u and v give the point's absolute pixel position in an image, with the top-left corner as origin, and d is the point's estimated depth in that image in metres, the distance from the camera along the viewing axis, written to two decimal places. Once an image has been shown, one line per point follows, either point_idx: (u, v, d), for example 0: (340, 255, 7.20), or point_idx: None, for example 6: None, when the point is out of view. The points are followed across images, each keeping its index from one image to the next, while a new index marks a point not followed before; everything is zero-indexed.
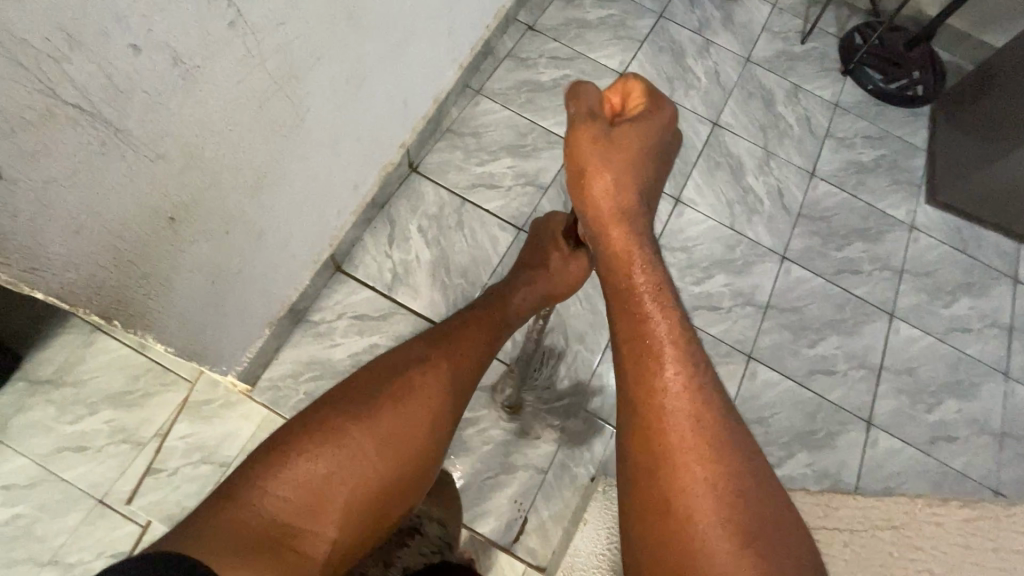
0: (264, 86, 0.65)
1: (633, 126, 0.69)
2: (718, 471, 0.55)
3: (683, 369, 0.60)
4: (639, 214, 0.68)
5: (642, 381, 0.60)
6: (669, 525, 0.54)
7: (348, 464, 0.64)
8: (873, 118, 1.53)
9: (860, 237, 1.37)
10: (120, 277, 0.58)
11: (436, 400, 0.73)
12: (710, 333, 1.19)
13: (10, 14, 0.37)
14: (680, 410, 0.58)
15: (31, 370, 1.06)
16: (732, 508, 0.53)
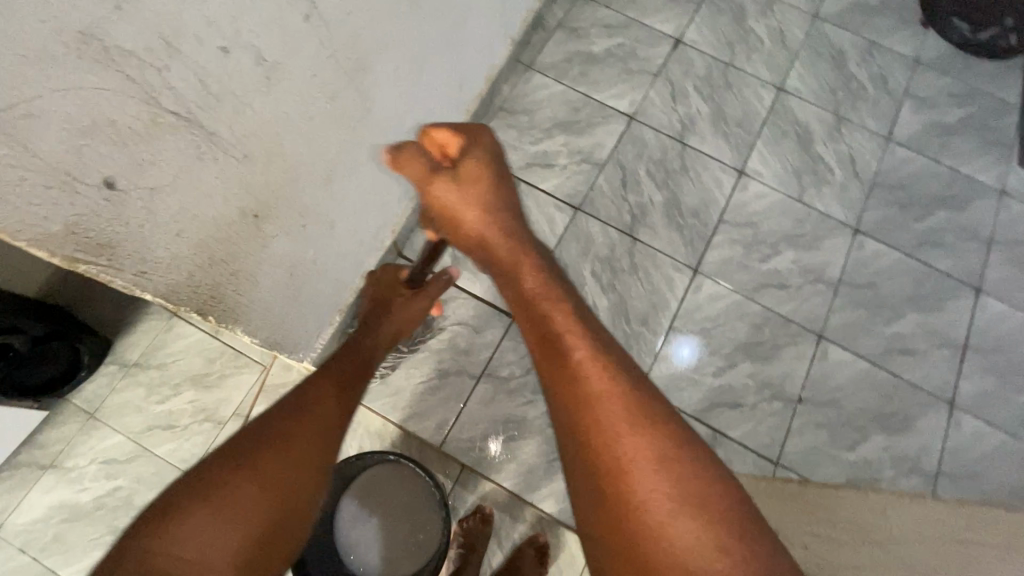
0: (336, 78, 0.65)
1: (472, 154, 0.63)
2: (664, 460, 0.50)
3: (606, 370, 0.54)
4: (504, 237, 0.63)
5: (556, 377, 0.54)
6: (612, 498, 0.50)
7: (264, 493, 0.52)
8: (959, 73, 1.39)
9: (944, 206, 1.27)
10: (214, 276, 0.61)
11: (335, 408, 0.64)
12: (778, 312, 1.15)
13: (116, 25, 0.39)
14: (614, 413, 0.52)
15: (120, 354, 1.14)
16: (676, 485, 0.49)
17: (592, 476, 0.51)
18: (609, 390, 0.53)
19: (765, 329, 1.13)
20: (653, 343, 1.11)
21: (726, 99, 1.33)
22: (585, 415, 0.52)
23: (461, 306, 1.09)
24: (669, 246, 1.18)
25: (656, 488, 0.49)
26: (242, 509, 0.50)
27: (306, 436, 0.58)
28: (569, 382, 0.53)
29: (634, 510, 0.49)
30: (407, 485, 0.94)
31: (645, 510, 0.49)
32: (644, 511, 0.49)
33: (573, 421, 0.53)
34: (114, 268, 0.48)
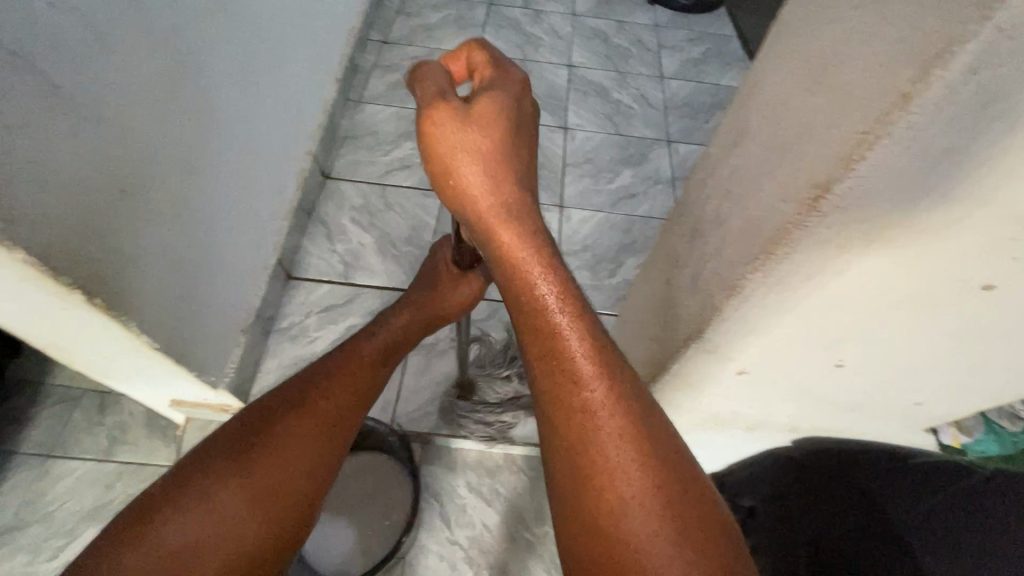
0: (169, 66, 0.71)
1: (486, 96, 0.49)
2: (655, 494, 0.40)
3: (611, 382, 0.43)
4: (522, 195, 0.49)
5: (545, 367, 0.45)
6: (593, 505, 0.41)
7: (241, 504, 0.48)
8: (687, 26, 1.82)
9: (720, 108, 1.59)
10: (90, 250, 0.59)
11: (337, 413, 0.55)
12: (638, 214, 1.32)
13: None
14: (612, 439, 0.42)
15: None
16: (653, 506, 0.40)
17: (570, 478, 0.42)
18: (618, 426, 0.42)
19: (634, 230, 1.29)
20: None
21: (531, 81, 1.59)
22: (565, 405, 0.43)
23: (367, 300, 1.11)
24: None
25: (641, 501, 0.40)
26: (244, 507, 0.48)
27: (303, 441, 0.52)
28: (559, 364, 0.44)
29: (616, 530, 0.40)
30: (358, 475, 0.86)
31: (628, 536, 0.39)
32: (621, 517, 0.40)
33: (554, 413, 0.44)
34: None
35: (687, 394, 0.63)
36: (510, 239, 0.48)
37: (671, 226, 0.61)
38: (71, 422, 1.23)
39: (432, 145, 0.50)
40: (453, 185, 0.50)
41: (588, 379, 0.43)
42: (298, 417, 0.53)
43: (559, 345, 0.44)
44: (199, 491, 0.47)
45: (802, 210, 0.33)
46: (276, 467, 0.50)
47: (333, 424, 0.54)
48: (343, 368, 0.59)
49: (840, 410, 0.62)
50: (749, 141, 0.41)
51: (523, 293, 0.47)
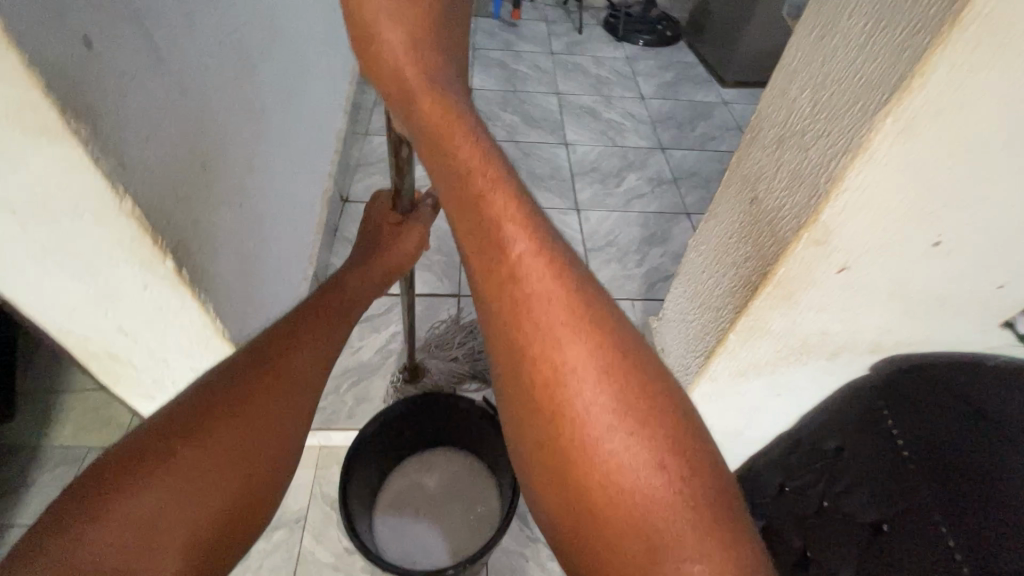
0: (238, 59, 0.73)
1: None
2: (621, 403, 0.37)
3: (561, 298, 0.40)
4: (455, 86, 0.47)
5: (493, 290, 0.41)
6: (552, 426, 0.38)
7: (171, 495, 0.37)
8: (656, 57, 2.01)
9: (700, 119, 1.73)
10: (181, 216, 0.57)
11: (294, 385, 0.45)
12: (651, 210, 1.38)
13: None
14: (570, 353, 0.38)
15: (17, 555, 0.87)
16: (617, 420, 0.37)
17: (527, 400, 0.39)
18: (574, 342, 0.38)
19: (651, 224, 1.35)
20: (583, 264, 1.22)
21: (526, 107, 1.69)
22: (518, 325, 0.39)
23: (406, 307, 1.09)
24: (549, 201, 1.37)
25: (606, 420, 0.37)
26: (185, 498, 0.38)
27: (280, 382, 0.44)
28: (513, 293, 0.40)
29: (588, 467, 0.36)
30: (441, 486, 0.81)
31: (598, 466, 0.36)
32: (590, 446, 0.36)
33: (507, 335, 0.40)
34: (100, 146, 0.45)
35: (780, 313, 0.64)
36: (442, 120, 0.45)
37: (745, 153, 0.65)
38: (72, 484, 1.11)
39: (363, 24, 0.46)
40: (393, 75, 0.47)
41: (541, 303, 0.39)
42: (247, 392, 0.43)
43: (504, 262, 0.40)
44: (124, 482, 0.37)
45: (942, 33, 0.38)
46: (215, 451, 0.40)
47: (290, 402, 0.44)
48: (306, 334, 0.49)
49: (927, 311, 0.64)
50: (850, 20, 0.46)
51: (466, 211, 0.42)
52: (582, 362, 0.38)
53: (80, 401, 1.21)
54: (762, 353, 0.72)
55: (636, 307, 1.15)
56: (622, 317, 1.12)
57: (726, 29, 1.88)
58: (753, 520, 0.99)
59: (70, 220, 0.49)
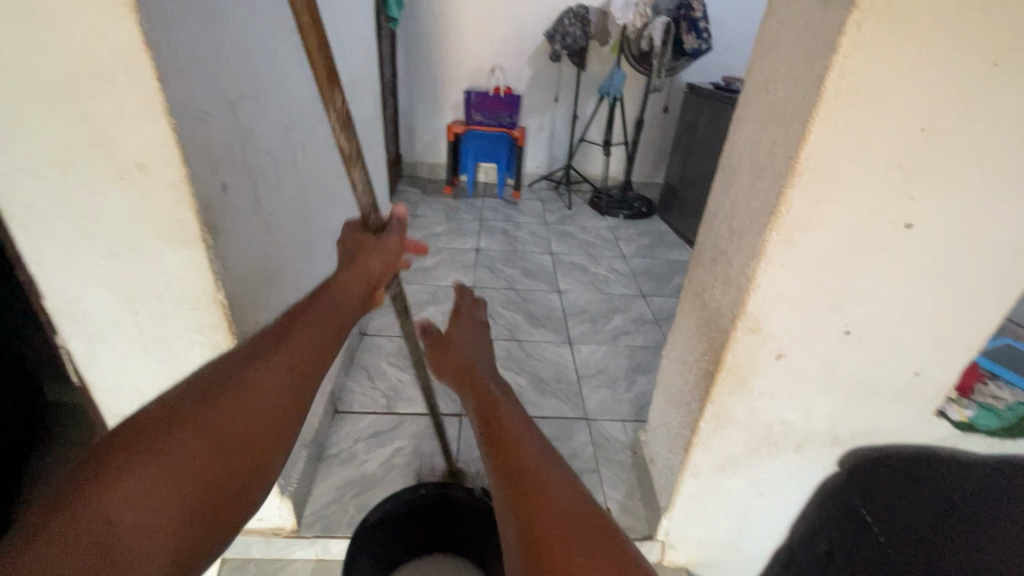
0: (303, 210, 0.96)
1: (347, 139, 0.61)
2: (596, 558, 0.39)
3: (545, 465, 0.46)
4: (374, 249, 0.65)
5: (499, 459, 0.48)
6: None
7: (150, 499, 0.38)
8: (634, 226, 2.38)
9: (676, 273, 2.00)
10: (249, 313, 0.73)
11: (275, 416, 0.46)
12: (636, 344, 1.54)
13: (244, 114, 0.70)
14: (551, 505, 0.43)
15: None
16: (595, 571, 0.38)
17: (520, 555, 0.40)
18: (553, 496, 0.43)
19: (637, 356, 1.49)
20: (576, 389, 1.33)
21: (524, 263, 1.97)
22: (513, 482, 0.45)
23: (412, 424, 1.17)
24: (545, 336, 1.54)
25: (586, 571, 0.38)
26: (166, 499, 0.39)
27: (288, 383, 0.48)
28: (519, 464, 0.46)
29: None
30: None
31: None
32: None
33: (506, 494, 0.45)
34: (216, 251, 0.63)
35: (739, 399, 0.75)
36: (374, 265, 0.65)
37: (692, 274, 0.83)
38: None
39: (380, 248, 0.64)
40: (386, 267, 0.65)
41: (533, 471, 0.45)
42: (226, 412, 0.44)
43: (508, 438, 0.49)
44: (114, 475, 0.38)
45: (791, 176, 0.58)
46: (190, 462, 0.41)
47: (263, 429, 0.45)
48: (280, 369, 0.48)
49: (865, 398, 0.75)
50: (741, 174, 0.68)
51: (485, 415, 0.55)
52: (561, 514, 0.42)
53: None
54: (733, 443, 0.80)
55: (627, 427, 1.22)
56: (614, 436, 1.19)
57: (690, 205, 2.27)
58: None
59: (171, 307, 0.65)
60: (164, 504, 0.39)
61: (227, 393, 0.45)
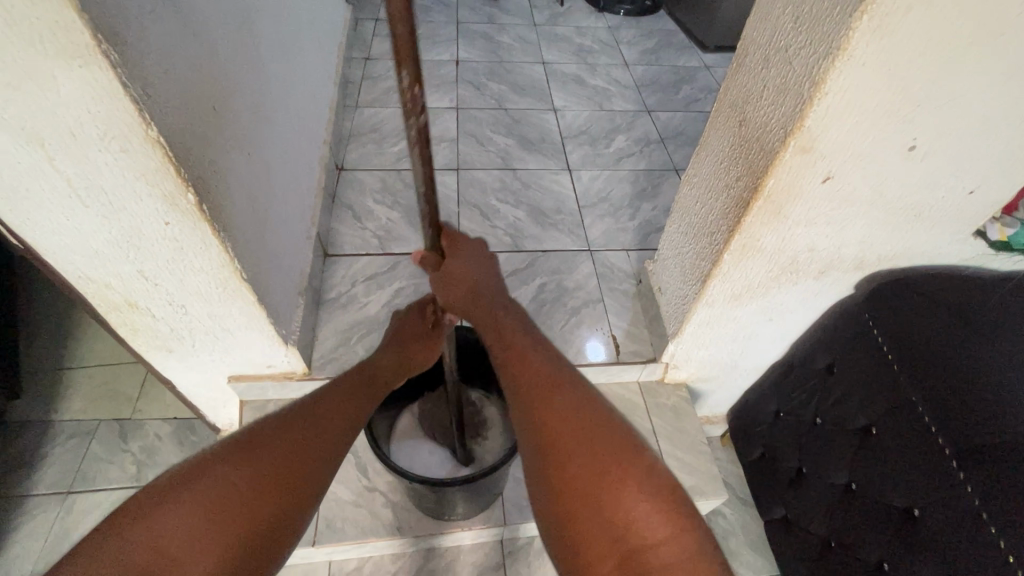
0: (237, 10, 0.74)
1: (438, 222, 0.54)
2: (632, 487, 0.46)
3: (576, 409, 0.50)
4: (467, 273, 0.62)
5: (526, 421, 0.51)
6: (580, 529, 0.45)
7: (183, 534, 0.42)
8: (637, 26, 2.04)
9: (684, 83, 1.77)
10: (199, 152, 0.59)
11: (304, 441, 0.50)
12: (641, 168, 1.42)
13: None
14: (586, 457, 0.47)
15: (48, 515, 1.06)
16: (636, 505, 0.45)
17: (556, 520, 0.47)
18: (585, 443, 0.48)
19: (640, 180, 1.39)
20: (578, 219, 1.25)
21: (513, 76, 1.71)
22: (543, 452, 0.49)
23: (409, 265, 1.12)
24: (541, 163, 1.40)
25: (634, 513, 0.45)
26: (234, 500, 0.44)
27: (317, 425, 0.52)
28: (575, 423, 0.49)
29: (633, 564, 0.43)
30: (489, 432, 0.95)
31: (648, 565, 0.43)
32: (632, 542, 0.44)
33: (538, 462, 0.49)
34: (128, 70, 0.47)
35: (770, 228, 0.69)
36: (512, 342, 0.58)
37: (732, 81, 0.69)
38: (87, 455, 1.14)
39: (464, 287, 0.62)
40: (477, 298, 0.62)
41: (564, 421, 0.50)
42: (251, 456, 0.47)
43: (535, 401, 0.51)
44: (174, 495, 0.43)
45: None
46: (231, 491, 0.45)
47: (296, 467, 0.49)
48: (315, 407, 0.54)
49: (906, 222, 0.69)
50: None
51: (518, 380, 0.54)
52: (597, 464, 0.47)
53: (89, 388, 1.23)
54: (753, 275, 0.77)
55: (631, 256, 1.18)
56: (618, 265, 1.16)
57: None
58: (771, 508, 1.01)
59: (95, 151, 0.52)
60: (205, 522, 0.43)
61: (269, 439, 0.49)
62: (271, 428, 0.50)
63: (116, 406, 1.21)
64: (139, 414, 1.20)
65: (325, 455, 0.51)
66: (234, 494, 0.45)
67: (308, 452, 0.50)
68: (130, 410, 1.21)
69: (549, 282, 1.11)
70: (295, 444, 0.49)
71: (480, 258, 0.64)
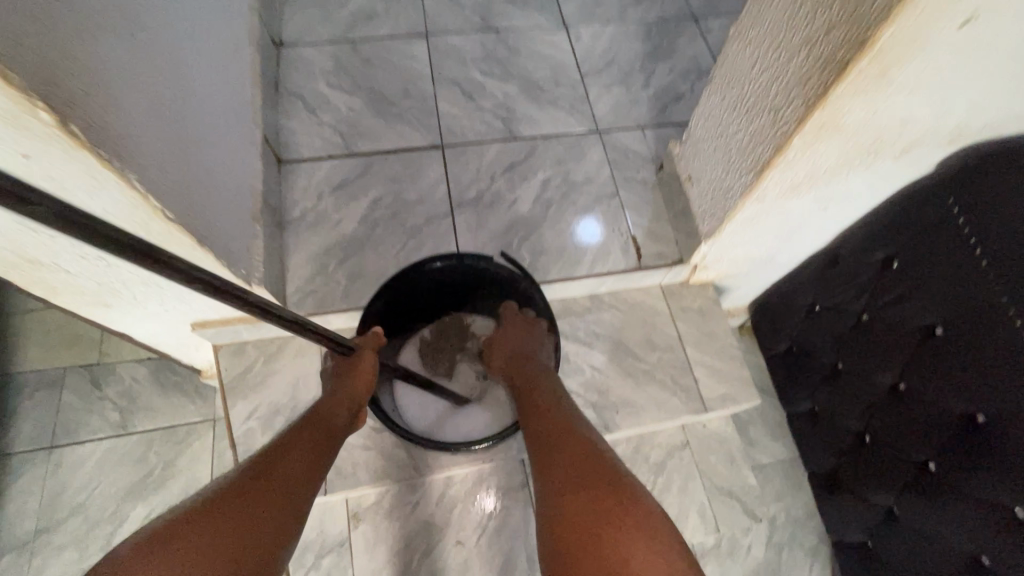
0: None
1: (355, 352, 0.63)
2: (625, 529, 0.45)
3: (584, 463, 0.54)
4: (508, 342, 0.77)
5: (545, 472, 0.56)
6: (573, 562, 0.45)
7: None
8: None
9: None
10: (50, 44, 0.38)
11: (272, 489, 0.48)
12: (653, 17, 1.15)
13: None
14: (583, 504, 0.49)
15: (36, 472, 0.99)
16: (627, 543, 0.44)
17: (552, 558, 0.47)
18: (586, 491, 0.51)
19: (653, 35, 1.13)
20: (582, 93, 1.03)
21: None
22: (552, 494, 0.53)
23: (384, 167, 0.92)
24: (531, 18, 1.12)
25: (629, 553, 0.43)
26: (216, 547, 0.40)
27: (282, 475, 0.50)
28: (581, 479, 0.52)
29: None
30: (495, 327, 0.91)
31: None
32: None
33: (546, 504, 0.52)
34: None
35: (869, 95, 0.51)
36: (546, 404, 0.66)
37: None
38: (61, 406, 1.04)
39: (501, 357, 0.77)
40: (522, 366, 0.73)
41: (571, 474, 0.54)
42: (219, 508, 0.43)
43: (555, 453, 0.58)
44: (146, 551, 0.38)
45: None
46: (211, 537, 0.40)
47: (269, 509, 0.46)
48: (277, 461, 0.51)
49: None
50: None
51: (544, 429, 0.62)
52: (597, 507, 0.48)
53: (42, 334, 1.09)
54: (823, 159, 0.61)
55: (648, 136, 0.99)
56: (634, 149, 0.97)
57: None
58: (796, 403, 0.96)
59: None
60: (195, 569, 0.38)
61: (235, 492, 0.45)
62: (234, 486, 0.46)
63: (77, 350, 1.09)
64: (106, 357, 1.08)
65: (290, 513, 0.47)
66: (217, 538, 0.40)
67: (277, 498, 0.47)
68: (95, 354, 1.09)
69: (554, 177, 0.93)
70: (264, 493, 0.47)
71: (532, 330, 0.76)
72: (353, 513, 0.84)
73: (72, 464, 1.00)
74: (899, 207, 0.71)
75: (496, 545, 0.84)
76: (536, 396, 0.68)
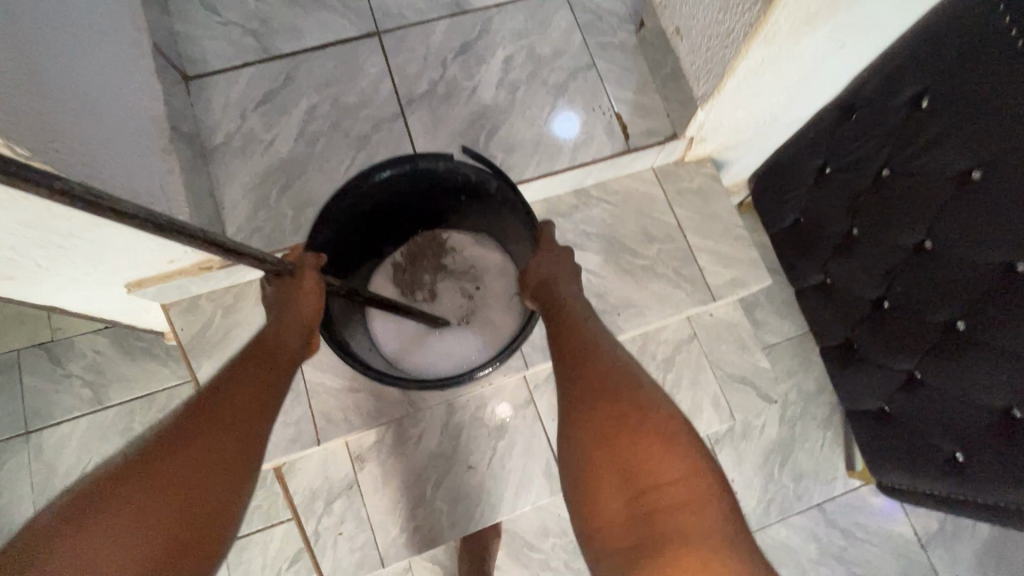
0: None
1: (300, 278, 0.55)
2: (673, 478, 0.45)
3: (624, 397, 0.51)
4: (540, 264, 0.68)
5: (576, 405, 0.54)
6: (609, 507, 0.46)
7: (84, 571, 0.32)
8: None
9: None
10: None
11: (211, 433, 0.41)
12: None
13: None
14: (621, 445, 0.48)
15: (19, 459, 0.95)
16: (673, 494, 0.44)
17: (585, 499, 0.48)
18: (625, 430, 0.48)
19: None
20: None
21: None
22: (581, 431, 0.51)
23: (313, 68, 0.76)
24: None
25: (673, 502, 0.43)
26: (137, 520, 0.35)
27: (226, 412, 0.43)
28: (621, 413, 0.50)
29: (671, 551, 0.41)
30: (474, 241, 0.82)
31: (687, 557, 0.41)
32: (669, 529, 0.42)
33: (576, 439, 0.51)
34: None
35: None
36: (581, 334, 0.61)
37: None
38: (24, 389, 0.97)
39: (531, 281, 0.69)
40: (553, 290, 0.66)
41: (607, 410, 0.51)
42: (145, 467, 0.37)
43: (588, 385, 0.54)
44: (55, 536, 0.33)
45: None
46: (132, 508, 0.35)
47: (209, 457, 0.40)
48: (219, 397, 0.45)
49: None
50: None
51: (571, 360, 0.58)
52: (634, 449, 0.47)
53: None
54: None
55: None
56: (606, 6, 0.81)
57: None
58: (808, 275, 0.90)
59: None
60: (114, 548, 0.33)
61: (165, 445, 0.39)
62: (168, 435, 0.40)
63: (26, 329, 0.99)
64: (58, 332, 0.99)
65: (237, 458, 0.41)
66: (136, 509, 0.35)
67: (220, 443, 0.41)
68: (46, 329, 0.99)
69: (517, 54, 0.78)
70: (202, 440, 0.40)
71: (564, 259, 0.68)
72: (356, 454, 0.80)
73: (55, 446, 0.95)
74: (915, 40, 0.61)
75: (510, 466, 0.82)
76: (566, 320, 0.63)
